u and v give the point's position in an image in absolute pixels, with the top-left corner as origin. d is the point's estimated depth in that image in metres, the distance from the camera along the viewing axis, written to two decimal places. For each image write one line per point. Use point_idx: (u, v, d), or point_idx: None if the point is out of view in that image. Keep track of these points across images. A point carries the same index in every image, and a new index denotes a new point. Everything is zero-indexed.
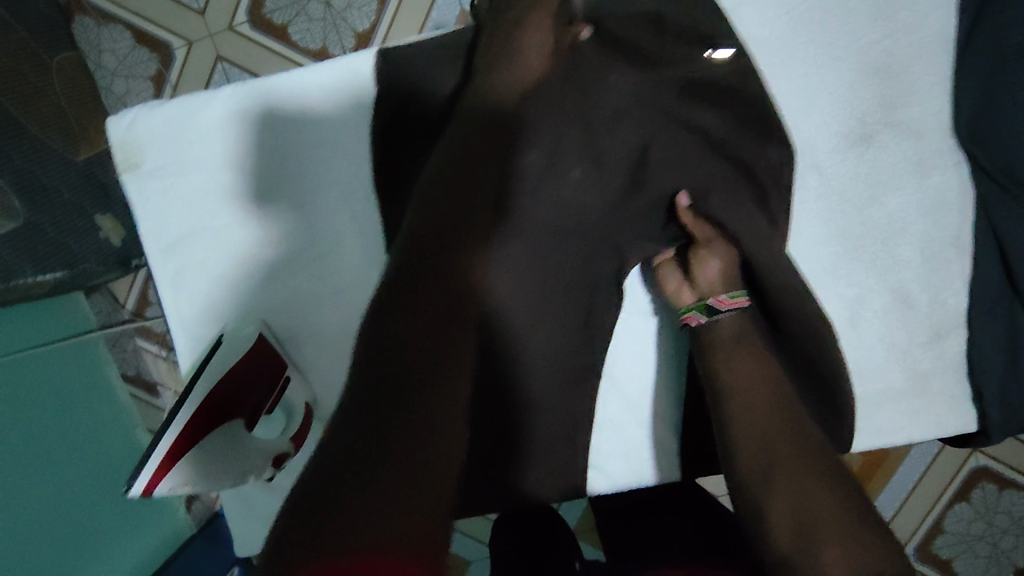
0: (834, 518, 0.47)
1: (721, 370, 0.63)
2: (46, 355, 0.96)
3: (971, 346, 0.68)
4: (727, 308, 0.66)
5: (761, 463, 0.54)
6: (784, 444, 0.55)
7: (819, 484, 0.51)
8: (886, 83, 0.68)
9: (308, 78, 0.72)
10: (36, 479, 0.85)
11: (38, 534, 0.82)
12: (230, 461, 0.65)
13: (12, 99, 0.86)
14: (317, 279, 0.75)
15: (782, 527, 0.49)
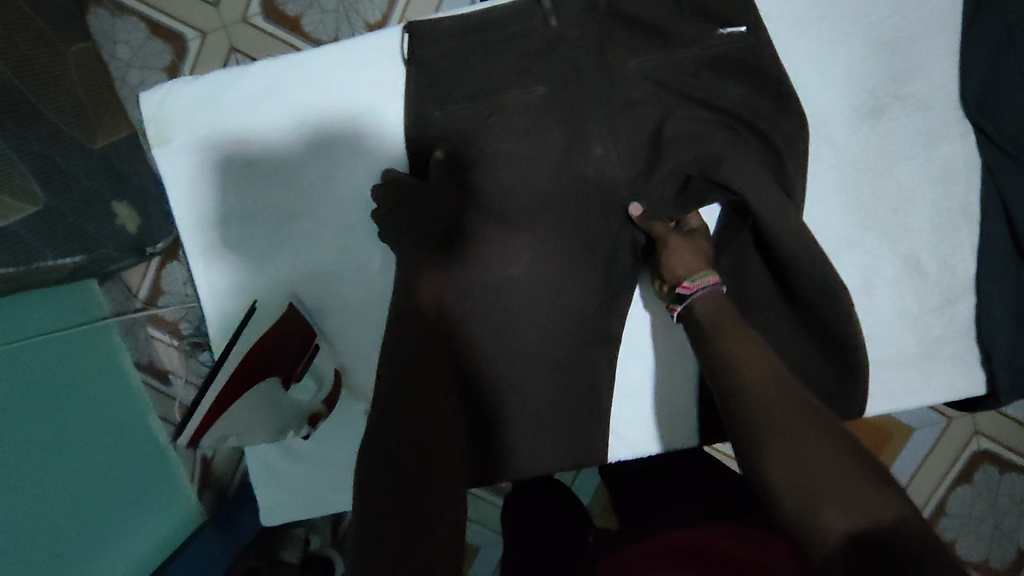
0: (831, 475, 0.45)
1: (718, 325, 0.61)
2: (59, 340, 0.94)
3: (980, 310, 0.71)
4: (693, 292, 0.65)
5: (751, 410, 0.51)
6: (772, 386, 0.53)
7: (817, 438, 0.47)
8: (897, 56, 0.70)
9: (336, 54, 0.75)
10: (54, 466, 0.83)
11: (62, 523, 0.82)
12: (272, 417, 0.67)
13: (33, 85, 0.86)
14: (344, 249, 0.77)
15: (780, 487, 0.46)
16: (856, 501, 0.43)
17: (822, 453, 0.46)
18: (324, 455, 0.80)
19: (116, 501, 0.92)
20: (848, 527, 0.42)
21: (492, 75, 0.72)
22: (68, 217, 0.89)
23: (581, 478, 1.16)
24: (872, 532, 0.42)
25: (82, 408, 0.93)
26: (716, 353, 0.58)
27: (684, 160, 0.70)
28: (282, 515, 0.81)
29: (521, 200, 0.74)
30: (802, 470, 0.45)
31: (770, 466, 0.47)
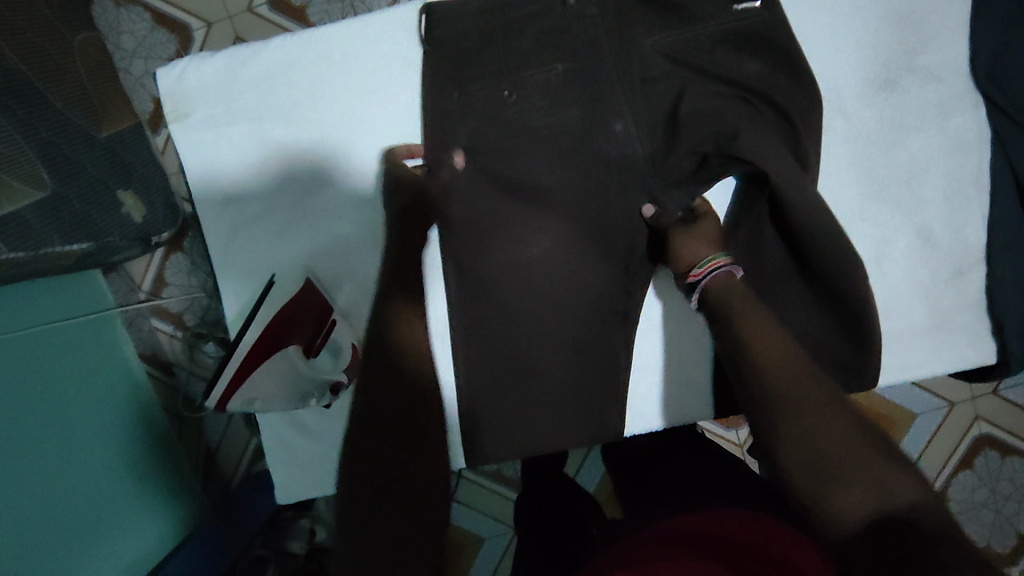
0: (841, 453, 0.48)
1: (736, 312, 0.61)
2: (62, 330, 0.92)
3: (991, 280, 0.72)
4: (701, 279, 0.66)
5: (765, 392, 0.53)
6: (787, 367, 0.54)
7: (826, 417, 0.50)
8: (909, 29, 0.72)
9: (352, 30, 0.76)
10: (53, 461, 0.82)
11: (56, 519, 0.80)
12: (293, 385, 0.70)
13: (39, 74, 0.85)
14: (360, 224, 0.77)
15: (798, 466, 0.48)
16: (873, 483, 0.45)
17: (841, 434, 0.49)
18: (334, 434, 0.80)
19: (116, 496, 0.91)
20: (865, 511, 0.44)
21: (509, 53, 0.73)
22: (74, 205, 0.86)
23: (589, 464, 1.12)
24: (892, 517, 0.44)
25: (85, 399, 0.91)
26: (733, 333, 0.59)
27: (702, 135, 0.70)
28: (294, 497, 0.81)
29: (537, 176, 0.74)
30: (818, 449, 0.48)
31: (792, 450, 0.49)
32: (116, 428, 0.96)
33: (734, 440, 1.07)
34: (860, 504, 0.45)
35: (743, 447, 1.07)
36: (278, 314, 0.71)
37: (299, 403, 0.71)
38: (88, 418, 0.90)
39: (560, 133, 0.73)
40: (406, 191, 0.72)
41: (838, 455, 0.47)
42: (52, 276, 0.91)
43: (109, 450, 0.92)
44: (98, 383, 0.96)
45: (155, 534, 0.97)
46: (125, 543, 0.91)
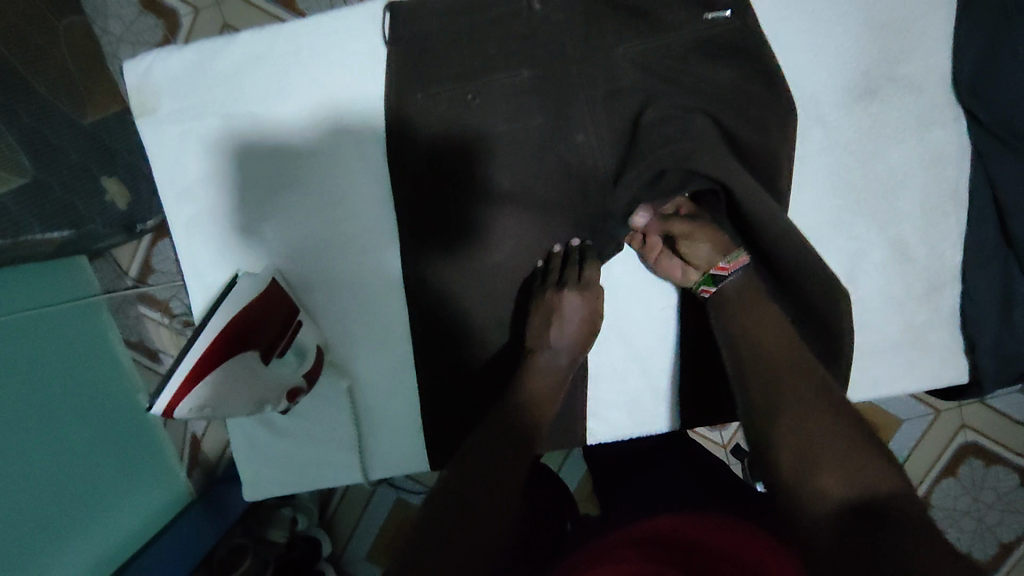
0: (832, 444, 0.55)
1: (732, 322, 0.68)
2: (46, 315, 0.89)
3: (965, 297, 0.72)
4: (732, 271, 0.71)
5: (765, 390, 0.61)
6: (788, 370, 0.62)
7: (815, 410, 0.58)
8: (887, 38, 0.70)
9: (322, 25, 0.75)
10: (47, 453, 0.80)
11: (52, 506, 0.78)
12: (253, 392, 0.67)
13: (21, 60, 0.82)
14: (329, 225, 0.76)
15: (788, 453, 0.56)
16: (853, 472, 0.52)
17: (820, 425, 0.56)
18: (299, 433, 0.80)
19: (105, 482, 0.89)
20: (844, 494, 0.51)
21: (481, 55, 0.71)
22: (55, 190, 0.83)
23: (569, 462, 1.11)
24: (866, 498, 0.50)
25: (68, 384, 0.88)
26: (740, 325, 0.68)
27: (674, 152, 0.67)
28: (258, 488, 0.80)
29: (510, 178, 0.73)
30: (808, 442, 0.55)
31: (775, 446, 0.57)
32: (99, 416, 0.93)
33: (716, 440, 1.06)
34: (839, 485, 0.52)
35: (726, 449, 1.06)
36: (234, 319, 0.66)
37: (254, 408, 0.69)
38: (72, 404, 0.87)
39: (531, 139, 0.72)
40: (402, 196, 0.74)
41: (816, 446, 0.55)
42: (37, 259, 0.88)
43: (94, 438, 0.89)
44: (79, 368, 0.93)
45: (147, 513, 0.96)
46: (119, 526, 0.89)
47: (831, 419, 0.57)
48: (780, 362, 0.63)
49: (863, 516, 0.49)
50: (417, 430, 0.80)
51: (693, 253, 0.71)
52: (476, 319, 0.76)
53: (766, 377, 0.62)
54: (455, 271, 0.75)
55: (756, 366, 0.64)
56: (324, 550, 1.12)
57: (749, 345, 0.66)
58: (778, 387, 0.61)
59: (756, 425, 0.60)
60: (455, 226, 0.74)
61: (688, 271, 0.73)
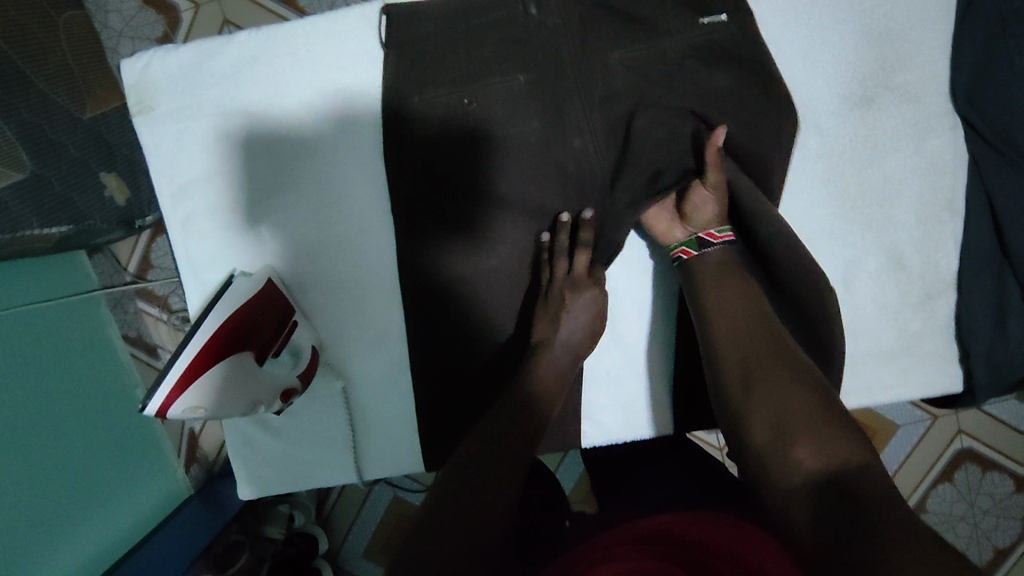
0: (804, 415, 0.52)
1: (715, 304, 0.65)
2: (44, 311, 0.89)
3: (960, 306, 0.72)
4: (717, 242, 0.69)
5: (735, 366, 0.59)
6: (754, 343, 0.60)
7: (786, 383, 0.55)
8: (886, 46, 0.70)
9: (319, 25, 0.75)
10: (44, 449, 0.80)
11: (50, 501, 0.79)
12: (248, 394, 0.67)
13: (23, 56, 0.82)
14: (325, 226, 0.76)
15: (760, 429, 0.53)
16: (829, 447, 0.49)
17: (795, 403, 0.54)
18: (294, 433, 0.80)
19: (102, 477, 0.89)
20: (814, 465, 0.48)
21: (477, 58, 0.71)
22: (54, 186, 0.83)
23: (565, 463, 1.11)
24: (838, 469, 0.47)
25: (66, 379, 0.88)
26: (714, 299, 0.66)
27: (671, 157, 0.71)
28: (254, 491, 0.81)
29: (506, 181, 0.73)
30: (779, 416, 0.53)
31: (751, 425, 0.54)
32: (98, 411, 0.93)
33: (712, 443, 1.06)
34: (812, 457, 0.49)
35: (722, 453, 1.06)
36: (229, 318, 0.66)
37: (248, 411, 0.69)
38: (70, 398, 0.88)
39: (527, 142, 0.72)
40: (398, 197, 0.74)
41: (788, 419, 0.52)
42: (36, 255, 0.88)
43: (92, 435, 0.89)
44: (77, 363, 0.93)
45: (142, 508, 0.96)
46: (116, 522, 0.89)
47: (811, 395, 0.53)
48: (750, 338, 0.61)
49: (839, 492, 0.46)
50: (412, 431, 0.80)
51: (699, 209, 0.70)
52: (475, 320, 0.76)
53: (736, 357, 0.60)
54: (453, 271, 0.75)
55: (726, 343, 0.62)
56: (320, 545, 1.13)
57: (717, 326, 0.64)
58: (748, 363, 0.59)
59: (729, 408, 0.58)
60: (454, 225, 0.74)
61: (675, 230, 0.72)
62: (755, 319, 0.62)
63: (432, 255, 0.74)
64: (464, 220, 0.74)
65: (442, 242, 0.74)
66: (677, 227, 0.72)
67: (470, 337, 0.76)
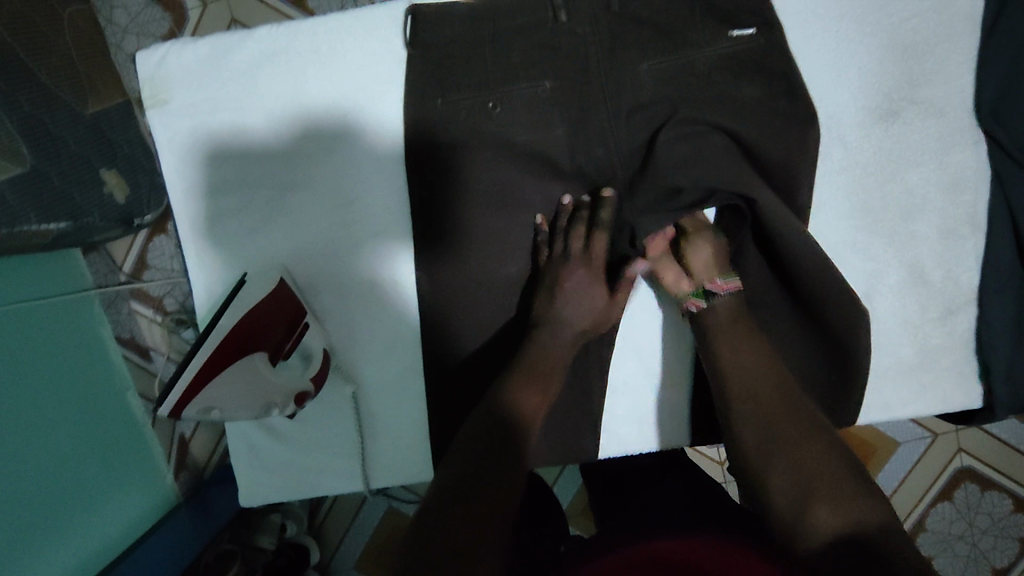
0: (825, 470, 0.52)
1: (721, 353, 0.65)
2: (41, 306, 0.84)
3: (980, 322, 0.72)
4: (725, 291, 0.68)
5: (754, 414, 0.59)
6: (773, 398, 0.59)
7: (809, 439, 0.55)
8: (911, 61, 0.71)
9: (341, 24, 0.74)
10: (34, 455, 0.75)
11: (42, 512, 0.75)
12: (254, 398, 0.66)
13: (28, 47, 0.78)
14: (339, 228, 0.75)
15: (778, 483, 0.53)
16: (848, 506, 0.49)
17: (817, 461, 0.53)
18: (303, 439, 0.78)
19: (91, 479, 0.83)
20: (834, 529, 0.48)
21: (502, 63, 0.71)
22: (54, 180, 0.78)
23: (564, 478, 1.06)
24: (857, 534, 0.47)
25: (60, 374, 0.84)
26: (724, 348, 0.65)
27: (696, 175, 0.68)
28: (257, 500, 0.79)
29: (529, 187, 0.72)
30: (800, 470, 0.53)
31: (768, 478, 0.54)
32: (91, 411, 0.88)
33: (713, 457, 1.03)
34: (832, 519, 0.49)
35: (723, 466, 1.03)
36: (243, 318, 0.65)
37: (259, 413, 0.68)
38: (62, 394, 0.83)
39: (553, 146, 0.71)
40: (419, 201, 0.73)
41: (808, 476, 0.52)
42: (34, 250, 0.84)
43: (84, 435, 0.84)
44: (70, 358, 0.87)
45: (132, 512, 0.90)
46: (100, 529, 0.83)
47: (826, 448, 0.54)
48: (766, 386, 0.60)
49: (860, 556, 0.46)
50: (425, 439, 0.78)
51: (696, 258, 0.70)
52: (495, 328, 0.74)
53: (752, 406, 0.59)
54: (474, 277, 0.73)
55: (742, 391, 0.61)
56: (313, 557, 1.09)
57: (725, 373, 0.63)
58: (766, 413, 0.58)
59: (744, 457, 0.57)
60: (474, 229, 0.73)
61: (681, 281, 0.71)
62: (770, 369, 0.62)
63: (453, 259, 0.73)
64: (486, 225, 0.73)
65: (462, 248, 0.73)
66: (682, 279, 0.71)
67: (488, 345, 0.74)
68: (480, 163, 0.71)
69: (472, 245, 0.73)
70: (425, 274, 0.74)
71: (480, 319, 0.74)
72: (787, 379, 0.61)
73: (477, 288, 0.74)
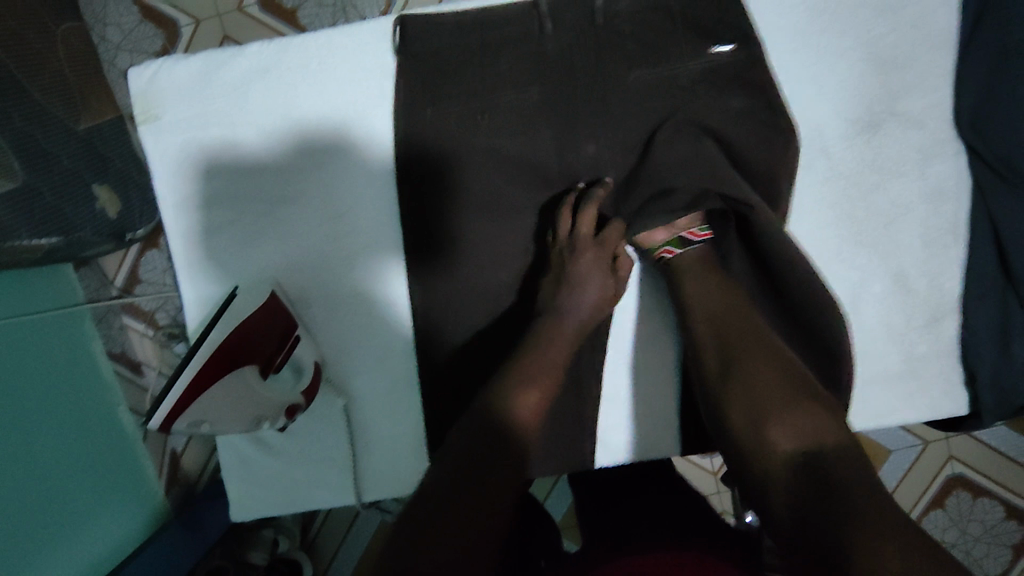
0: (779, 396, 0.57)
1: (685, 288, 0.68)
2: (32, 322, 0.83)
3: (965, 329, 0.74)
4: (698, 240, 0.70)
5: (717, 347, 0.63)
6: (733, 329, 0.64)
7: (765, 366, 0.60)
8: (891, 74, 0.73)
9: (332, 40, 0.75)
10: (24, 473, 0.74)
11: (32, 530, 0.74)
12: (245, 412, 0.66)
13: (22, 63, 0.79)
14: (331, 240, 0.75)
15: (737, 412, 0.58)
16: (803, 426, 0.55)
17: (773, 388, 0.58)
18: (296, 451, 0.78)
19: (79, 497, 0.82)
20: (790, 448, 0.54)
21: (492, 76, 0.73)
22: (45, 196, 0.78)
23: (558, 490, 1.06)
24: (811, 450, 0.53)
25: (50, 389, 0.83)
26: (686, 288, 0.68)
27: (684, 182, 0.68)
28: (250, 514, 0.78)
29: (520, 197, 0.73)
30: (756, 397, 0.58)
31: (730, 408, 0.59)
32: (81, 427, 0.86)
33: (706, 468, 1.03)
34: (789, 438, 0.54)
35: (716, 477, 1.03)
36: (234, 331, 0.65)
37: (250, 427, 0.68)
38: (51, 409, 0.82)
39: (543, 158, 0.72)
40: (413, 213, 0.74)
41: (764, 400, 0.57)
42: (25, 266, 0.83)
43: (72, 451, 0.83)
44: (61, 375, 0.86)
45: (121, 532, 0.89)
46: (88, 548, 0.82)
47: (783, 387, 0.58)
48: (726, 318, 0.65)
49: (811, 471, 0.51)
50: (417, 451, 0.78)
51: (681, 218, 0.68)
52: (487, 339, 0.75)
53: (717, 344, 0.64)
54: (467, 287, 0.74)
55: (703, 327, 0.65)
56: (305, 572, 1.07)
57: (688, 311, 0.67)
58: (728, 343, 0.63)
59: (710, 391, 0.62)
60: (466, 240, 0.74)
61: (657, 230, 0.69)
62: (730, 300, 0.66)
63: (446, 270, 0.74)
64: (477, 236, 0.73)
65: (455, 259, 0.74)
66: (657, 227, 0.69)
67: (479, 356, 0.75)
68: (472, 176, 0.73)
69: (463, 256, 0.74)
70: (418, 286, 0.74)
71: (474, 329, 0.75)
72: (746, 309, 0.66)
73: (469, 298, 0.74)
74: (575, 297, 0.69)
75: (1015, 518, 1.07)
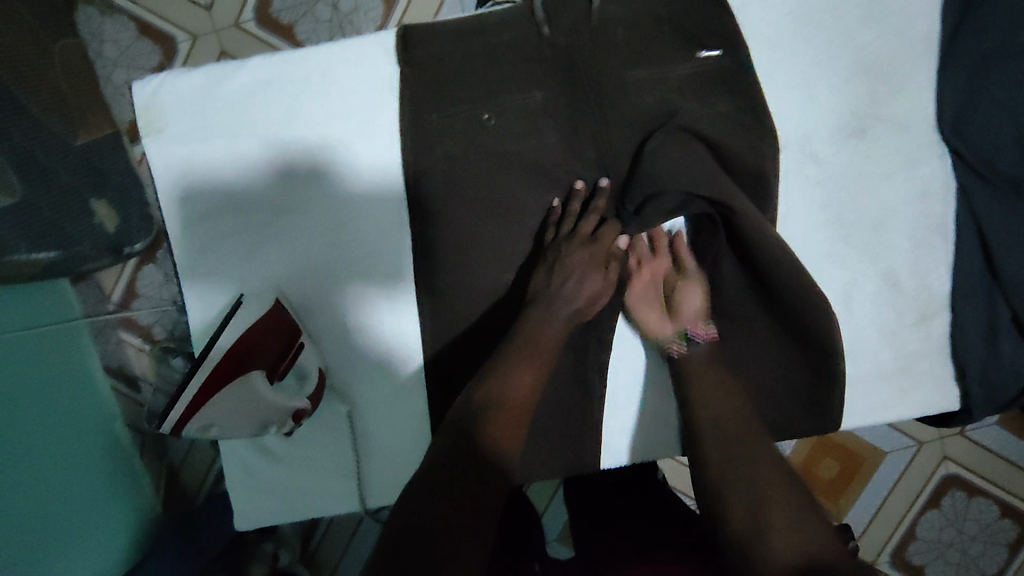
0: (781, 492, 0.58)
1: (691, 389, 0.70)
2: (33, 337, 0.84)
3: (954, 327, 0.76)
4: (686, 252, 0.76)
5: (722, 445, 0.64)
6: (737, 429, 0.65)
7: (768, 465, 0.61)
8: (875, 79, 0.75)
9: (331, 53, 0.77)
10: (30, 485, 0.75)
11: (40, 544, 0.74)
12: (253, 416, 0.67)
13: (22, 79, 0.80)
14: (333, 248, 0.77)
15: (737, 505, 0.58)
16: (803, 522, 0.55)
17: (775, 485, 0.58)
18: (299, 458, 0.78)
19: (83, 511, 0.82)
20: (788, 544, 0.53)
21: (490, 82, 0.74)
22: (44, 211, 0.79)
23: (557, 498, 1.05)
24: (811, 549, 0.52)
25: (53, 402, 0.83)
26: (690, 391, 0.70)
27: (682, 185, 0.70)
28: (255, 521, 0.79)
29: (519, 202, 0.75)
30: (757, 491, 0.58)
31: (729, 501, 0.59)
32: (82, 439, 0.87)
33: None
34: (790, 532, 0.54)
35: None
36: (239, 339, 0.66)
37: (257, 430, 0.69)
38: (55, 419, 0.83)
39: (540, 164, 0.74)
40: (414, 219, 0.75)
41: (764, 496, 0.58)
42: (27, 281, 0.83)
43: (77, 463, 0.84)
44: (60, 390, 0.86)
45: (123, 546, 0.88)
46: (93, 560, 0.82)
47: (784, 483, 0.58)
48: (730, 422, 0.66)
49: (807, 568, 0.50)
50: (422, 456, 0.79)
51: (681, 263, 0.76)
52: (488, 341, 0.76)
53: (722, 439, 0.64)
54: (469, 291, 0.75)
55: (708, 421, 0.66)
56: None
57: (693, 408, 0.68)
58: (732, 441, 0.64)
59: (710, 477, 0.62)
60: (467, 247, 0.75)
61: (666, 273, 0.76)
62: (738, 408, 0.67)
63: (449, 276, 0.75)
64: (478, 241, 0.75)
65: (456, 265, 0.75)
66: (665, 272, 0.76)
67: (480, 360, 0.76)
68: (471, 184, 0.74)
69: (464, 261, 0.75)
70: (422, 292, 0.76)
71: (475, 332, 0.76)
72: (749, 414, 0.67)
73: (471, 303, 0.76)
74: (576, 301, 0.70)
75: (1010, 516, 1.09)
